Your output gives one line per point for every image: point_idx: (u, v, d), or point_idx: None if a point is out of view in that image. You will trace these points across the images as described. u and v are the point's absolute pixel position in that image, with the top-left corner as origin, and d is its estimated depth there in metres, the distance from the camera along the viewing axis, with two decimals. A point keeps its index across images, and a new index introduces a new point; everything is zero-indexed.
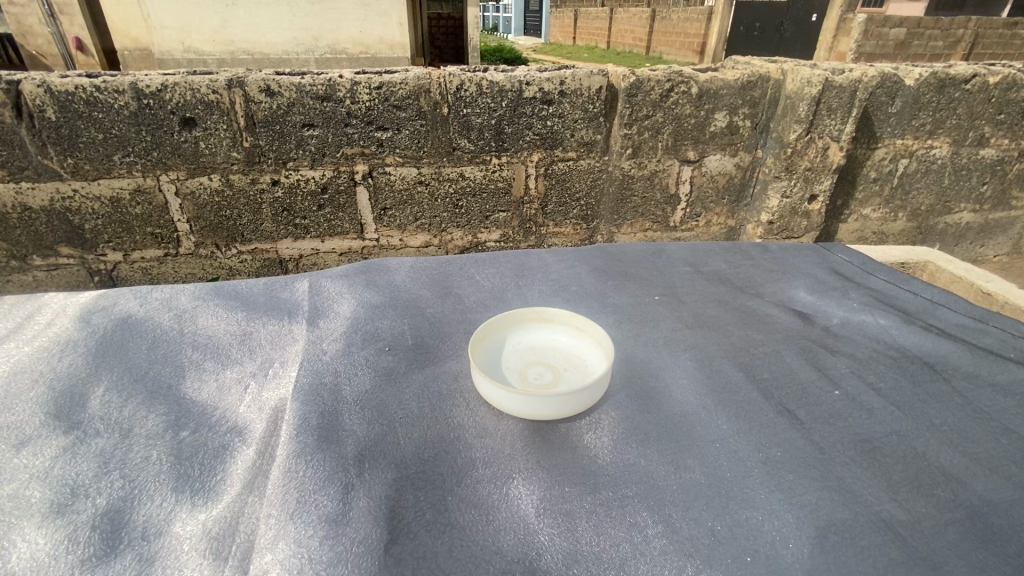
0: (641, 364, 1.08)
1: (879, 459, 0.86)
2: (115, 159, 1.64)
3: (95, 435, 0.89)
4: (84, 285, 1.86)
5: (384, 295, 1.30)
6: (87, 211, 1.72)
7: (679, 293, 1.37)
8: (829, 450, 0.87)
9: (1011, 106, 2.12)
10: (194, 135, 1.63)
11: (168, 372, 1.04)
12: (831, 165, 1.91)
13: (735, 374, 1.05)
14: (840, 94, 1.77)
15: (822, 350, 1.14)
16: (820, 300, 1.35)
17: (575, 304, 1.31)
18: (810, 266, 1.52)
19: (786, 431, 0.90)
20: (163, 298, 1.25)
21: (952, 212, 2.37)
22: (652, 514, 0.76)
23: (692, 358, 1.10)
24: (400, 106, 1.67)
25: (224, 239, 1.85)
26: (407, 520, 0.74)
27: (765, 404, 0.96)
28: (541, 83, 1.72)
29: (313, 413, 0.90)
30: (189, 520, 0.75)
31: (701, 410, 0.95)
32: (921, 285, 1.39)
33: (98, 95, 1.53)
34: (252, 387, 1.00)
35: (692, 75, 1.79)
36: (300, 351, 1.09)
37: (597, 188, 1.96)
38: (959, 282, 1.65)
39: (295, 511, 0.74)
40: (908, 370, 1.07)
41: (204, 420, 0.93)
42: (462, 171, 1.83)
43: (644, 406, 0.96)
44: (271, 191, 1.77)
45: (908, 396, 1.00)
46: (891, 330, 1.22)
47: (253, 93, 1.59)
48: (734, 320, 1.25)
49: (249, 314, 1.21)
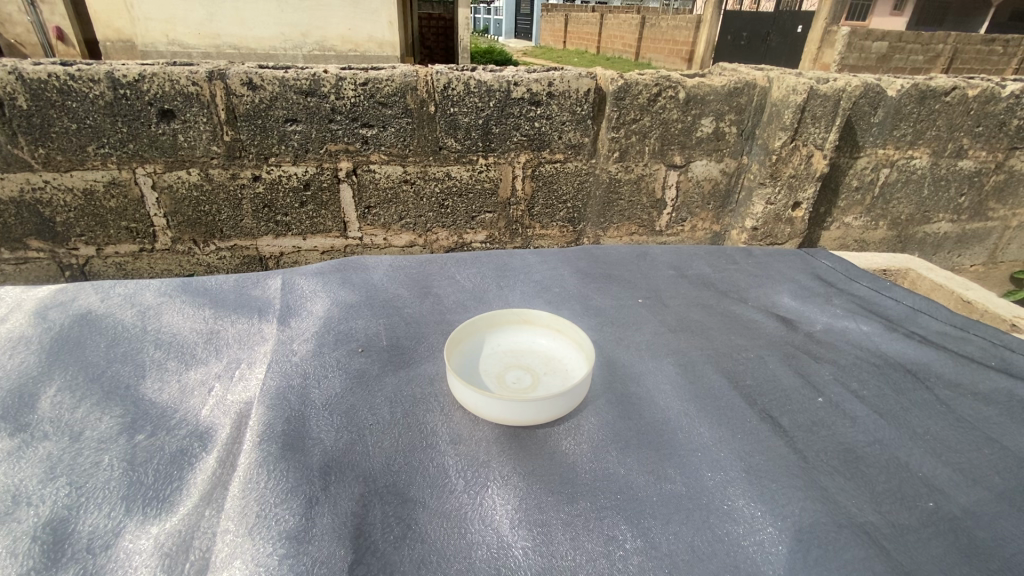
0: (623, 369, 1.07)
1: (862, 469, 0.85)
2: (89, 150, 1.59)
3: (43, 439, 0.85)
4: (56, 280, 1.80)
5: (360, 294, 1.27)
6: (58, 204, 1.66)
7: (663, 296, 1.36)
8: (813, 459, 0.86)
9: (989, 119, 2.17)
10: (172, 127, 1.59)
11: (127, 372, 1.00)
12: (815, 173, 1.93)
13: (718, 379, 1.04)
14: (825, 103, 1.79)
15: (805, 356, 1.14)
16: (803, 305, 1.36)
17: (558, 306, 1.30)
18: (793, 271, 1.53)
19: (770, 440, 0.89)
20: (126, 295, 1.21)
21: (931, 222, 2.42)
22: (630, 528, 0.74)
23: (675, 362, 1.09)
24: (386, 104, 1.65)
25: (202, 235, 1.80)
26: (374, 534, 0.72)
27: (748, 411, 0.96)
28: (529, 84, 1.70)
29: (278, 419, 0.87)
30: (138, 534, 0.71)
31: (683, 417, 0.94)
32: (903, 292, 1.40)
33: (73, 84, 1.49)
34: (216, 390, 0.97)
35: (680, 80, 1.80)
36: (268, 351, 1.05)
37: (583, 191, 1.95)
38: (940, 290, 1.67)
39: (254, 523, 0.71)
40: (891, 378, 1.08)
41: (161, 423, 0.89)
42: (448, 171, 1.81)
43: (625, 414, 0.94)
44: (251, 186, 1.73)
45: (892, 404, 1.00)
46: (875, 336, 1.22)
47: (235, 86, 1.56)
48: (718, 325, 1.24)
49: (217, 312, 1.17)
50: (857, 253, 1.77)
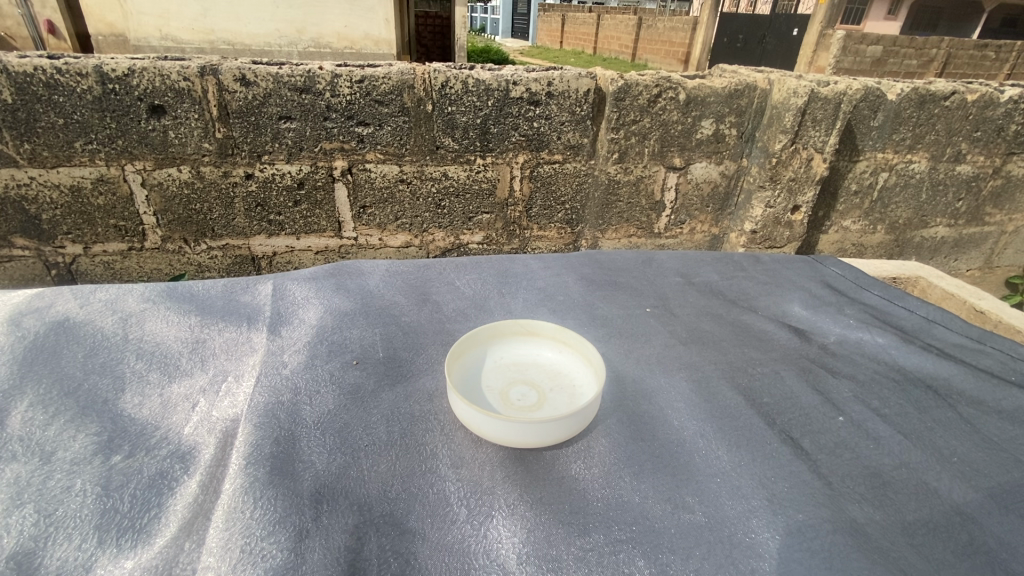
0: (633, 385, 1.04)
1: (890, 496, 0.83)
2: (76, 146, 1.54)
3: (11, 460, 0.81)
4: (43, 278, 1.76)
5: (355, 301, 1.23)
6: (44, 201, 1.62)
7: (671, 305, 1.34)
8: (838, 486, 0.84)
9: (987, 124, 2.16)
10: (162, 123, 1.55)
11: (105, 386, 0.96)
12: (815, 176, 1.91)
13: (733, 397, 1.01)
14: (825, 105, 1.78)
15: (822, 371, 1.11)
16: (815, 315, 1.34)
17: (562, 315, 1.27)
18: (802, 279, 1.51)
19: (792, 465, 0.87)
20: (107, 300, 1.17)
21: (929, 226, 2.41)
22: (648, 563, 0.71)
23: (687, 378, 1.06)
24: (382, 101, 1.61)
25: (193, 234, 1.76)
26: (371, 571, 0.68)
27: (768, 432, 0.93)
28: (528, 83, 1.67)
29: (267, 440, 0.84)
30: (111, 568, 0.68)
31: (699, 438, 0.92)
32: (916, 302, 1.38)
33: (60, 78, 1.44)
34: (201, 405, 0.93)
35: (681, 82, 1.77)
36: (257, 363, 1.02)
37: (582, 192, 1.92)
38: (952, 299, 1.65)
39: (239, 561, 0.67)
40: (913, 395, 1.05)
41: (141, 443, 0.85)
42: (445, 171, 1.78)
43: (638, 435, 0.92)
44: (244, 185, 1.69)
45: (916, 424, 0.98)
46: (891, 349, 1.20)
47: (228, 82, 1.52)
48: (729, 337, 1.22)
49: (204, 319, 1.13)
50: (864, 259, 1.75)
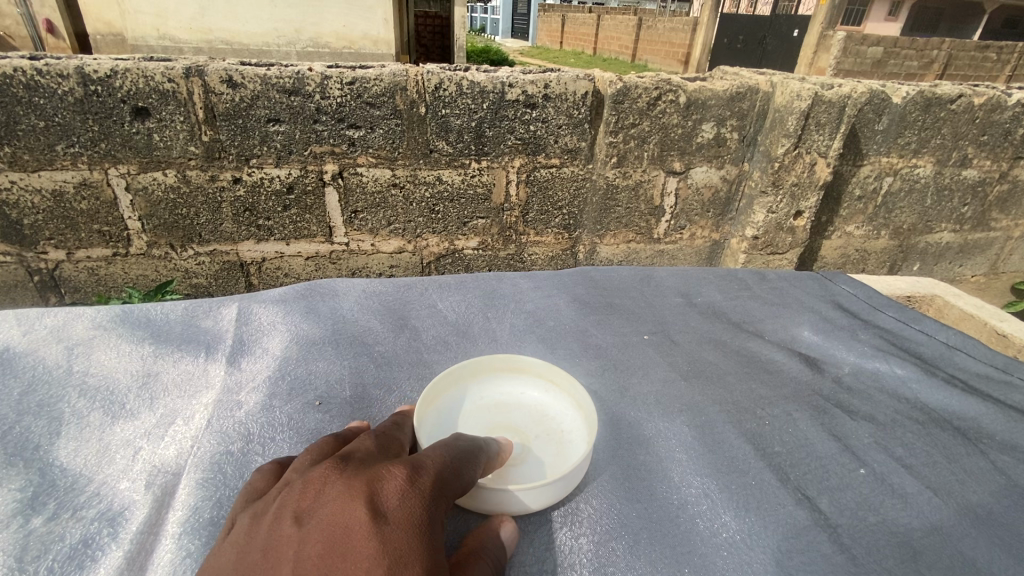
0: (630, 431, 0.99)
1: (920, 569, 0.77)
2: (58, 149, 1.49)
3: None
4: (24, 285, 1.71)
5: (324, 327, 1.18)
6: (26, 205, 1.56)
7: (670, 332, 1.29)
8: (861, 558, 0.78)
9: (995, 128, 2.11)
10: (147, 126, 1.49)
11: (40, 429, 0.91)
12: (818, 181, 1.86)
13: (740, 446, 0.96)
14: (829, 109, 1.73)
15: (837, 411, 1.06)
16: (827, 342, 1.29)
17: (552, 344, 1.22)
18: (811, 299, 1.46)
19: (809, 533, 0.81)
20: (55, 327, 1.12)
21: (934, 231, 2.36)
22: None
23: (688, 423, 1.01)
24: (374, 104, 1.56)
25: (179, 239, 1.70)
26: None
27: (781, 491, 0.87)
28: (524, 85, 1.62)
29: (207, 503, 0.79)
30: None
31: (703, 500, 0.86)
32: (934, 326, 1.33)
33: (40, 79, 1.39)
34: (141, 453, 0.88)
35: (681, 84, 1.71)
36: (209, 403, 0.98)
37: (580, 197, 1.87)
38: (968, 320, 1.60)
39: None
40: (939, 440, 1.00)
41: (68, 500, 0.80)
42: (439, 175, 1.72)
43: (634, 497, 0.87)
44: (232, 190, 1.63)
45: (945, 476, 0.93)
46: (911, 383, 1.15)
47: (214, 84, 1.46)
48: (735, 370, 1.16)
49: (158, 350, 1.09)
50: (879, 278, 1.70)
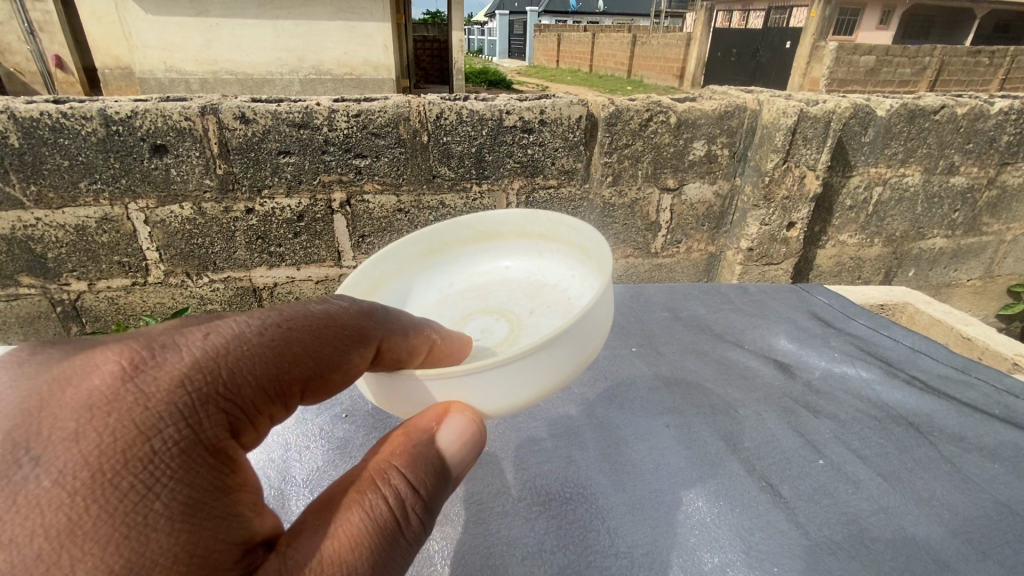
0: (613, 432, 1.06)
1: (868, 546, 0.83)
2: (82, 186, 1.58)
3: None
4: (48, 315, 1.79)
5: None
6: (50, 240, 1.65)
7: (657, 343, 1.35)
8: (816, 537, 0.84)
9: (979, 136, 2.18)
10: (165, 162, 1.59)
11: None
12: (808, 193, 1.94)
13: (714, 442, 1.02)
14: (815, 124, 1.82)
15: (803, 411, 1.12)
16: (800, 348, 1.35)
17: None
18: (789, 310, 1.52)
19: (769, 515, 0.88)
20: None
21: (926, 238, 2.42)
22: None
23: (667, 423, 1.07)
24: (378, 135, 1.65)
25: (195, 267, 1.79)
26: None
27: (747, 480, 0.94)
28: (521, 112, 1.71)
29: None
30: None
31: (678, 488, 0.93)
32: (902, 331, 1.39)
33: (65, 121, 1.48)
34: None
35: (671, 105, 1.81)
36: None
37: (578, 216, 1.94)
38: (939, 325, 1.66)
39: None
40: (897, 433, 1.06)
41: None
42: (442, 200, 1.81)
43: (619, 486, 0.94)
44: (245, 220, 1.72)
45: (896, 464, 0.99)
46: (874, 385, 1.21)
47: (228, 120, 1.55)
48: (714, 376, 1.23)
49: None
50: (851, 288, 1.76)
